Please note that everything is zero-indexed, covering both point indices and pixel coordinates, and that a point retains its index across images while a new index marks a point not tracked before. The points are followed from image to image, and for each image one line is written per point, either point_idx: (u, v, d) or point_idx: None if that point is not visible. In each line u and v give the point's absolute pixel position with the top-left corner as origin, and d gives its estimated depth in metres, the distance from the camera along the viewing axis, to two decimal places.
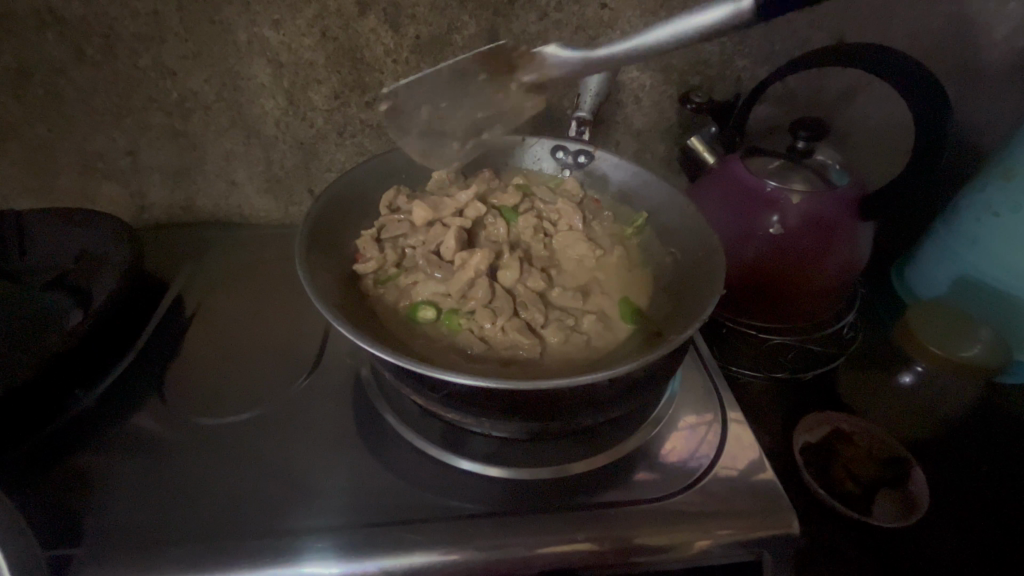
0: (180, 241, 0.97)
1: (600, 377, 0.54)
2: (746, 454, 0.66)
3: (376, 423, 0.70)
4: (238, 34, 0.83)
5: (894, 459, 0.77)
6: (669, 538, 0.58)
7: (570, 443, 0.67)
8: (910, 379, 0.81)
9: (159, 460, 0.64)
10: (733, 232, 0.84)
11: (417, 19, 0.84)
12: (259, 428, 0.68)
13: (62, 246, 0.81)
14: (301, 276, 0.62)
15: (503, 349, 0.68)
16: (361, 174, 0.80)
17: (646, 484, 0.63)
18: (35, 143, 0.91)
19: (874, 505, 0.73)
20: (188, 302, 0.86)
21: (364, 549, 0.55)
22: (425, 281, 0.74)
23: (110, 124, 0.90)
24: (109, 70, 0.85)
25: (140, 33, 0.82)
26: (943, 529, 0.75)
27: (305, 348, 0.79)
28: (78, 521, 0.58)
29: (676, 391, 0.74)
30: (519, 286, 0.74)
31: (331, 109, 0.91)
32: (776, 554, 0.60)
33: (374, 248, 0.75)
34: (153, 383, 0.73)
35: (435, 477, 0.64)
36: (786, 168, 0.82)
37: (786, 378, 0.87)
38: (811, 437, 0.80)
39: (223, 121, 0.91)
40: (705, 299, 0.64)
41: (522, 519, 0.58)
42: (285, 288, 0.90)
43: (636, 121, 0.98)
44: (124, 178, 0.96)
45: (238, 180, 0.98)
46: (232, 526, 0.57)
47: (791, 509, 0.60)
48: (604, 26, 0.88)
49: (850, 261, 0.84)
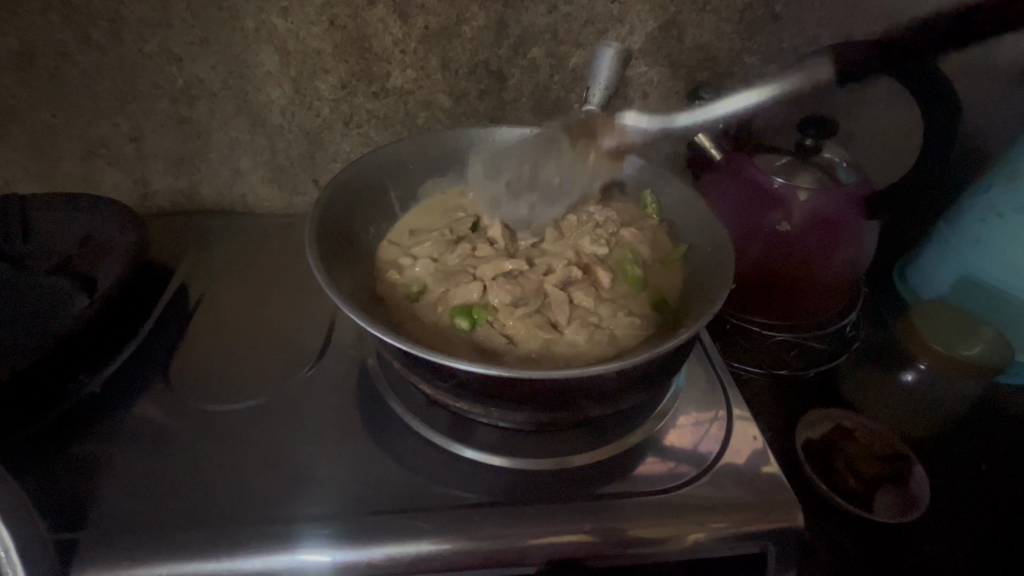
0: (184, 228, 0.97)
1: (609, 368, 0.54)
2: (751, 448, 0.66)
3: (382, 412, 0.70)
4: (246, 21, 0.82)
5: (896, 456, 0.77)
6: (671, 529, 0.58)
7: (575, 436, 0.68)
8: (912, 378, 0.83)
9: (165, 445, 0.64)
10: (740, 227, 0.84)
11: (426, 9, 0.83)
12: (264, 416, 0.68)
13: (66, 231, 0.80)
14: (313, 267, 0.61)
15: (525, 344, 0.69)
16: (368, 163, 0.79)
17: (652, 477, 0.63)
18: (39, 128, 0.90)
19: (875, 502, 0.74)
20: (193, 289, 0.86)
21: (368, 536, 0.55)
22: (456, 284, 0.73)
23: (114, 109, 0.89)
24: (115, 54, 0.84)
25: (147, 18, 0.81)
26: (942, 526, 0.76)
27: (309, 338, 0.79)
28: (84, 503, 0.58)
29: (681, 387, 0.74)
30: (547, 282, 0.74)
31: (337, 98, 0.90)
32: (780, 546, 0.60)
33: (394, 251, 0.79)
34: (157, 370, 0.73)
35: (439, 466, 0.64)
36: (793, 166, 0.82)
37: (788, 375, 0.89)
38: (813, 433, 0.80)
39: (229, 109, 0.90)
40: (713, 294, 0.63)
41: (526, 508, 0.59)
42: (289, 279, 0.89)
43: (643, 116, 0.98)
44: (127, 164, 0.95)
45: (243, 169, 0.97)
46: (236, 513, 0.57)
47: (795, 503, 0.61)
48: (613, 20, 0.88)
49: (855, 260, 0.84)
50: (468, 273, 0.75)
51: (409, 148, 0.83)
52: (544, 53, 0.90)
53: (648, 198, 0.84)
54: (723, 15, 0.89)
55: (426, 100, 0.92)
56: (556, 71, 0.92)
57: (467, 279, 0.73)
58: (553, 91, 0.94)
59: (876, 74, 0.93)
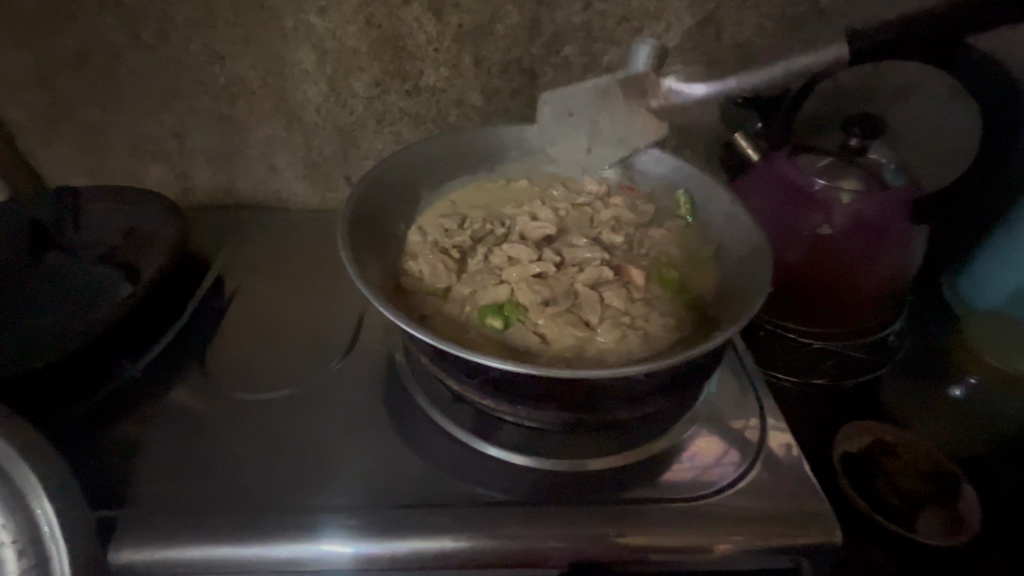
0: (221, 222, 1.00)
1: (642, 370, 0.53)
2: (786, 457, 0.64)
3: (408, 408, 0.70)
4: (286, 20, 0.84)
5: (943, 474, 0.74)
6: (700, 539, 0.56)
7: (602, 438, 0.66)
8: (960, 392, 0.84)
9: (199, 432, 0.66)
10: (779, 230, 0.81)
11: (460, 7, 0.84)
12: (294, 406, 0.69)
13: (112, 223, 0.84)
14: (345, 259, 0.62)
15: (558, 343, 0.68)
16: (401, 161, 0.80)
17: (680, 483, 0.62)
18: (90, 124, 0.95)
19: (919, 520, 0.70)
20: (229, 281, 0.88)
21: (392, 530, 0.55)
22: (482, 285, 0.73)
23: (160, 107, 0.93)
24: (162, 54, 0.88)
25: (193, 18, 0.84)
26: (990, 551, 0.71)
27: (338, 331, 0.80)
28: (123, 485, 0.60)
29: (712, 392, 0.72)
30: (576, 282, 0.73)
31: (371, 96, 0.91)
32: (815, 562, 0.58)
33: (421, 244, 0.78)
34: (193, 359, 0.75)
35: (465, 463, 0.64)
36: (836, 167, 0.77)
37: (825, 385, 0.84)
38: (852, 446, 0.77)
39: (267, 107, 0.93)
40: (753, 294, 0.62)
41: (552, 510, 0.58)
42: (320, 273, 0.90)
43: (678, 115, 0.96)
44: (171, 160, 0.99)
45: (279, 165, 0.99)
46: (266, 501, 0.58)
47: (831, 518, 0.58)
48: (649, 17, 0.86)
49: (901, 266, 0.80)
50: (492, 275, 0.74)
51: (442, 145, 0.83)
52: (578, 51, 0.89)
53: (681, 198, 0.81)
54: (764, 12, 0.86)
55: (458, 99, 0.92)
56: (589, 69, 0.91)
57: (492, 281, 0.73)
58: None
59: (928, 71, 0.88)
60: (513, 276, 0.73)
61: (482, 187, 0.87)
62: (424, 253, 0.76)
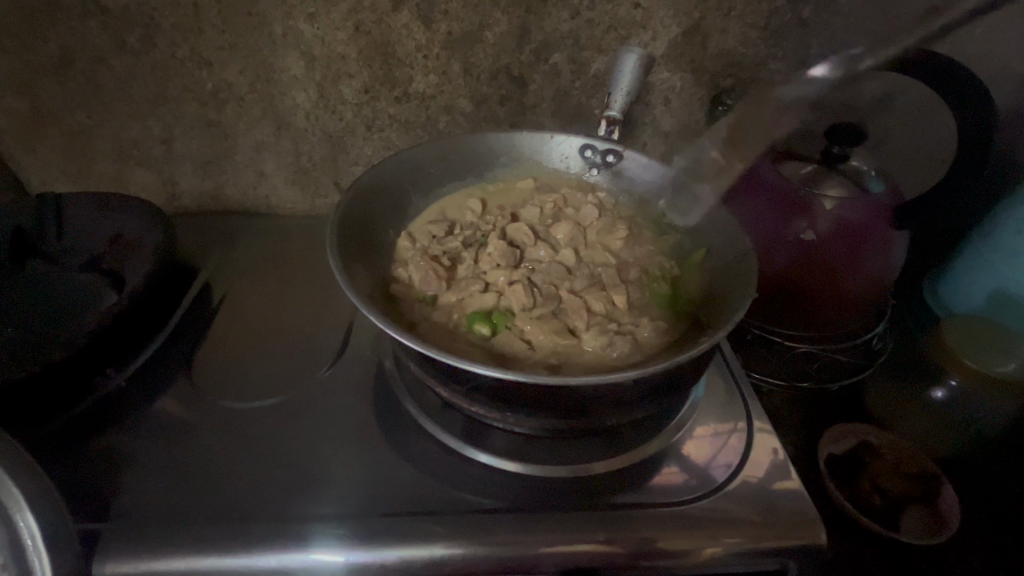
0: (208, 228, 0.99)
1: (629, 376, 0.53)
2: (772, 461, 0.65)
3: (397, 414, 0.70)
4: (274, 27, 0.84)
5: (924, 475, 0.75)
6: (688, 544, 0.57)
7: (591, 443, 0.67)
8: (942, 394, 0.82)
9: (185, 442, 0.65)
10: (764, 235, 0.82)
11: (449, 15, 0.84)
12: (282, 415, 0.68)
13: (97, 230, 0.83)
14: (333, 266, 0.61)
15: (546, 349, 0.69)
16: (390, 168, 0.80)
17: (668, 488, 0.62)
18: (74, 129, 0.94)
19: (901, 522, 0.71)
20: (216, 288, 0.88)
21: (382, 538, 0.55)
22: (470, 292, 0.74)
23: (147, 112, 0.92)
24: (149, 58, 0.87)
25: (180, 24, 0.84)
26: (968, 549, 0.74)
27: (328, 338, 0.80)
28: (107, 497, 0.59)
29: (699, 397, 0.73)
30: (562, 288, 0.75)
31: (360, 103, 0.91)
32: (801, 564, 0.59)
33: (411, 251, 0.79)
34: (180, 368, 0.74)
35: (455, 470, 0.64)
36: (820, 174, 0.80)
37: (811, 387, 0.86)
38: (837, 448, 0.78)
39: (255, 112, 0.92)
40: (736, 301, 0.63)
41: (542, 515, 0.58)
42: (309, 280, 0.90)
43: (665, 122, 0.97)
44: (157, 166, 0.98)
45: (268, 171, 0.99)
46: (253, 510, 0.58)
47: (817, 520, 0.59)
48: (636, 26, 0.87)
49: (884, 270, 0.81)
50: (478, 281, 0.75)
51: (432, 152, 0.84)
52: (566, 59, 0.90)
53: (663, 207, 0.82)
54: (749, 21, 0.88)
55: (448, 105, 0.93)
56: (578, 77, 0.92)
57: (479, 288, 0.74)
58: (574, 96, 0.94)
59: (906, 80, 0.91)
60: (502, 284, 0.74)
61: (467, 198, 0.88)
62: (414, 261, 0.75)
